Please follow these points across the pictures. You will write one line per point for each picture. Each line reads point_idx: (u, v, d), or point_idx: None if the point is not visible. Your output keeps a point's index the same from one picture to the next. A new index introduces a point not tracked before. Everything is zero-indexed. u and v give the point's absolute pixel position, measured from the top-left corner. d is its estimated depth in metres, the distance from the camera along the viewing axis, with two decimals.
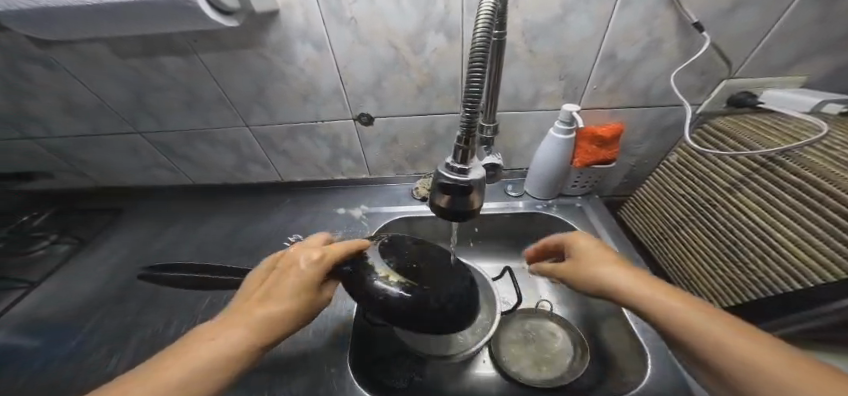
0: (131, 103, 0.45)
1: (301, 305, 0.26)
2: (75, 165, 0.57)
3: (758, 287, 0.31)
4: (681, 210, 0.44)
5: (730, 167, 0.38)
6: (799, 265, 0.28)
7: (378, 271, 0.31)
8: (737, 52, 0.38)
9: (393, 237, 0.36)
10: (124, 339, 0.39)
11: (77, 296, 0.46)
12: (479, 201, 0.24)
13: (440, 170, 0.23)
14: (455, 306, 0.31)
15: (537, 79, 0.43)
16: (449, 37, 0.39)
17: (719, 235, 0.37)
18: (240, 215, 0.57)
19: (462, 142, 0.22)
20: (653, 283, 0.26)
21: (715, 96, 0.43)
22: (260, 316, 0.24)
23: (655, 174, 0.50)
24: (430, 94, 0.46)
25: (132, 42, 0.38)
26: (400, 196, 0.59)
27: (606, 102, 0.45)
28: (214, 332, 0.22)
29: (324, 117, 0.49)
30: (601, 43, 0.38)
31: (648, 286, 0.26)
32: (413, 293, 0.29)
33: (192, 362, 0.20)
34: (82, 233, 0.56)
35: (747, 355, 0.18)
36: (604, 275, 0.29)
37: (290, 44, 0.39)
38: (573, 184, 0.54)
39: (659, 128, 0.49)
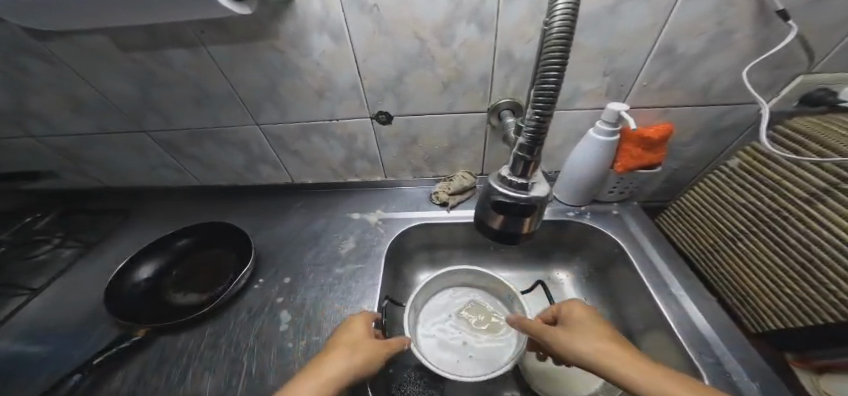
0: (134, 100, 0.42)
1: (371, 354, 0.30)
2: (79, 164, 0.54)
3: (841, 311, 0.28)
4: (739, 220, 0.39)
5: (809, 175, 0.33)
6: None
7: (197, 261, 0.47)
8: (818, 45, 0.33)
9: (153, 284, 0.43)
10: (129, 354, 0.37)
11: (79, 303, 0.44)
12: (537, 221, 0.20)
13: (492, 184, 0.19)
14: (227, 240, 0.48)
15: (579, 75, 0.39)
16: (482, 28, 0.35)
17: (791, 250, 0.33)
18: (249, 219, 0.54)
19: (526, 152, 0.17)
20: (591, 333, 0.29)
21: (785, 94, 0.38)
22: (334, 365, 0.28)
23: (706, 178, 0.46)
24: (456, 91, 0.42)
25: (136, 33, 0.34)
26: (418, 201, 0.55)
27: (655, 101, 0.41)
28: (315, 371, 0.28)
29: (340, 116, 0.45)
30: (659, 34, 0.34)
31: (591, 338, 0.28)
32: (229, 238, 0.48)
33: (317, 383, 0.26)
34: (85, 236, 0.53)
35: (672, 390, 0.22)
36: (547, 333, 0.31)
37: (307, 35, 0.35)
38: (610, 190, 0.49)
39: (712, 129, 0.44)
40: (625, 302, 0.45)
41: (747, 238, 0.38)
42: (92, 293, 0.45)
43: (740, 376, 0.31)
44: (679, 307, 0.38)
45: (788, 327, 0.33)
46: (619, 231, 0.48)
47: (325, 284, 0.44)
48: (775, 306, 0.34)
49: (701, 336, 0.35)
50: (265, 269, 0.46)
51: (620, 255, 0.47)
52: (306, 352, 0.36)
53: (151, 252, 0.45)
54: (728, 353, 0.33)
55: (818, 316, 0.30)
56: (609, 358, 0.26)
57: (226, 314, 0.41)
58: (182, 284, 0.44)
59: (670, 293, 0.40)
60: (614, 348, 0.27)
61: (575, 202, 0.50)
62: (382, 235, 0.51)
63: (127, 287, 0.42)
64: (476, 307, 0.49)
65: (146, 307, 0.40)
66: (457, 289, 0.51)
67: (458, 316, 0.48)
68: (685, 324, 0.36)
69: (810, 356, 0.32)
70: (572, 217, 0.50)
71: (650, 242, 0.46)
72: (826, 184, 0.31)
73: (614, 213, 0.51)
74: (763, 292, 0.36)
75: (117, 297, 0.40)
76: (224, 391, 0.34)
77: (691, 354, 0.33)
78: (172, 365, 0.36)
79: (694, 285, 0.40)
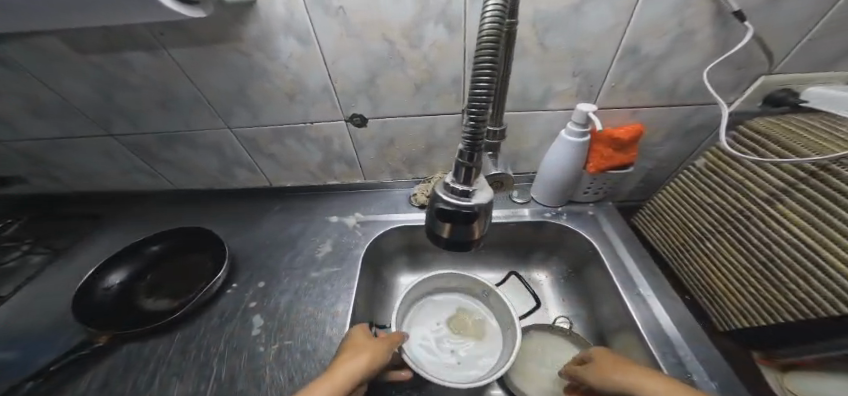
0: (100, 103, 0.41)
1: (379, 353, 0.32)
2: (48, 168, 0.53)
3: (799, 309, 0.28)
4: (707, 220, 0.40)
5: (769, 175, 0.33)
6: None
7: (172, 265, 0.46)
8: (777, 46, 0.34)
9: (125, 289, 0.42)
10: (95, 362, 0.36)
11: (45, 311, 0.43)
12: (484, 227, 0.20)
13: (438, 191, 0.19)
14: (202, 245, 0.47)
15: (549, 76, 0.39)
16: (449, 29, 0.35)
17: (753, 249, 0.33)
18: (225, 223, 0.53)
19: (466, 159, 0.17)
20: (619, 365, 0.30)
21: (749, 96, 0.39)
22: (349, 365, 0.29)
23: (676, 179, 0.46)
24: (429, 93, 0.42)
25: (94, 35, 0.33)
26: (397, 203, 0.55)
27: (625, 101, 0.41)
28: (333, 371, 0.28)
29: (313, 118, 0.45)
30: (623, 35, 0.34)
31: (618, 370, 0.29)
32: (205, 242, 0.47)
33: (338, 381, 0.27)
34: (56, 242, 0.52)
35: None
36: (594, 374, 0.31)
37: (272, 38, 0.35)
38: (585, 190, 0.49)
39: (682, 129, 0.45)
40: (600, 300, 0.46)
41: (714, 238, 0.39)
42: (60, 300, 0.44)
43: (700, 376, 0.32)
44: (647, 307, 0.38)
45: (752, 325, 0.33)
46: (595, 232, 0.49)
47: (300, 288, 0.44)
48: (740, 304, 0.35)
49: (665, 336, 0.35)
50: (240, 273, 0.46)
51: (594, 255, 0.47)
52: (276, 357, 0.36)
53: (125, 256, 0.45)
54: (690, 353, 0.33)
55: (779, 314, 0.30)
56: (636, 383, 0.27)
57: (197, 320, 0.40)
58: (156, 290, 0.43)
59: (639, 293, 0.40)
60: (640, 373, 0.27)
61: (551, 202, 0.51)
62: (359, 237, 0.51)
63: (97, 292, 0.41)
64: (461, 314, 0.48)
65: (116, 313, 0.40)
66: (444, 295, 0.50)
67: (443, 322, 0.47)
68: (652, 324, 0.37)
69: (776, 356, 0.33)
70: (549, 217, 0.50)
71: (624, 241, 0.47)
72: (785, 184, 0.31)
73: (589, 213, 0.51)
74: (729, 291, 0.36)
75: (86, 302, 0.39)
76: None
77: (655, 354, 0.34)
78: (138, 373, 0.35)
79: (662, 284, 0.41)
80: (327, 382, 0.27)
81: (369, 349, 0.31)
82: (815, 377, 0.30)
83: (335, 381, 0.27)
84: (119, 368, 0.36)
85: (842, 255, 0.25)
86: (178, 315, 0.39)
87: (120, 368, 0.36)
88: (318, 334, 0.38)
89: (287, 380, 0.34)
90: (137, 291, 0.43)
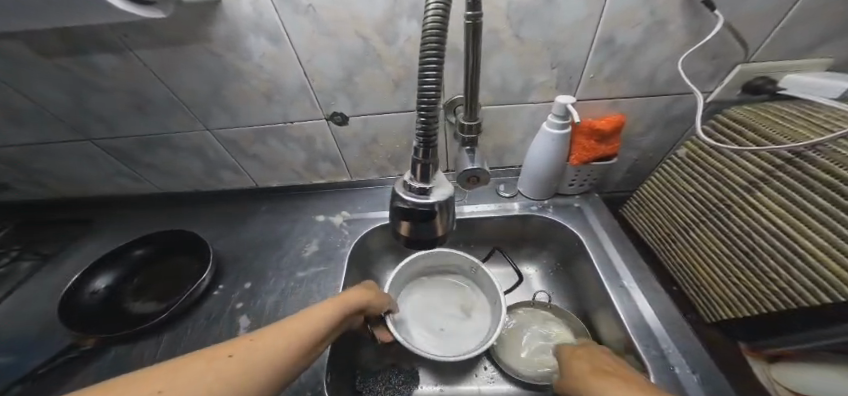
0: (75, 107, 0.41)
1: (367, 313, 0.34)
2: (32, 175, 0.53)
3: (780, 298, 0.28)
4: (690, 210, 0.40)
5: (748, 163, 0.33)
6: (827, 278, 0.23)
7: (159, 267, 0.47)
8: (752, 32, 0.34)
9: (110, 293, 0.43)
10: (81, 366, 0.37)
11: (32, 318, 0.43)
12: (447, 224, 0.20)
13: (397, 190, 0.19)
14: (188, 248, 0.47)
15: (526, 70, 0.39)
16: (422, 25, 0.34)
17: (736, 240, 0.33)
18: (213, 225, 0.54)
19: (421, 156, 0.17)
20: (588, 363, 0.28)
21: (729, 82, 0.39)
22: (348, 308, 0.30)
23: (661, 169, 0.46)
24: (408, 89, 0.41)
25: (59, 37, 0.33)
26: (384, 200, 0.55)
27: (604, 93, 0.41)
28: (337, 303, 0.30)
29: (293, 118, 0.44)
30: (597, 26, 0.34)
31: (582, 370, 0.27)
32: (190, 245, 0.47)
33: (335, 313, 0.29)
34: (42, 248, 0.52)
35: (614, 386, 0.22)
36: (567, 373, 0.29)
37: (244, 37, 0.34)
38: (570, 183, 0.49)
39: (665, 119, 0.44)
40: (587, 291, 0.46)
41: (698, 228, 0.38)
42: (46, 306, 0.44)
43: (683, 369, 0.32)
44: (631, 301, 0.39)
45: (736, 316, 0.33)
46: (581, 224, 0.49)
47: (285, 288, 0.44)
48: (724, 295, 0.35)
49: (649, 329, 0.36)
50: (226, 275, 0.46)
51: (580, 248, 0.47)
52: None
53: (110, 261, 0.45)
54: (673, 347, 0.34)
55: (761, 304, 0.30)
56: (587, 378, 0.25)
57: (183, 323, 0.41)
58: (142, 294, 0.44)
59: (622, 285, 0.40)
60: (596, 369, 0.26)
61: (537, 196, 0.51)
62: (346, 236, 0.51)
63: (81, 297, 0.41)
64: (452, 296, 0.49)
65: (101, 318, 0.40)
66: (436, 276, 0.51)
67: (434, 303, 0.48)
68: (634, 316, 0.37)
69: (760, 346, 0.33)
70: (535, 211, 0.50)
71: (610, 234, 0.47)
72: (763, 172, 0.31)
73: (576, 206, 0.51)
74: (714, 282, 0.36)
75: (70, 307, 0.39)
76: None
77: (639, 347, 0.34)
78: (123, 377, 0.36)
79: (646, 275, 0.41)
80: (328, 309, 0.28)
81: (365, 296, 0.34)
82: (799, 368, 0.30)
83: (336, 309, 0.28)
84: (105, 372, 0.36)
85: (820, 243, 0.25)
86: (162, 318, 0.39)
87: (106, 371, 0.36)
88: None
89: None
90: (123, 295, 0.43)
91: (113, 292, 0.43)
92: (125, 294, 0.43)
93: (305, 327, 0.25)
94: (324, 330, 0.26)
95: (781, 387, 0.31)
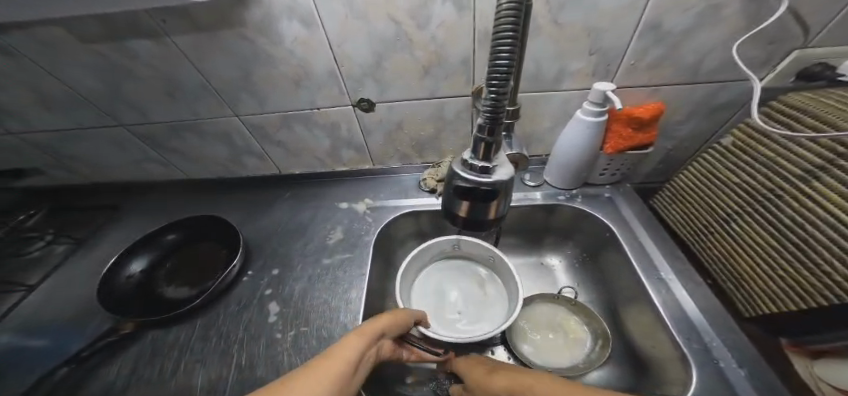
0: (107, 94, 0.41)
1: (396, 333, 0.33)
2: (64, 161, 0.54)
3: (834, 293, 0.27)
4: (732, 201, 0.38)
5: (804, 152, 0.31)
6: None
7: (189, 253, 0.48)
8: (816, 13, 0.31)
9: (145, 277, 0.44)
10: (123, 346, 0.38)
11: (73, 299, 0.45)
12: (502, 207, 0.20)
13: (455, 169, 0.19)
14: (217, 235, 0.48)
15: (565, 55, 0.37)
16: (458, 7, 0.33)
17: (785, 230, 0.32)
18: (238, 211, 0.54)
19: (486, 133, 0.17)
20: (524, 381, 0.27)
21: (780, 71, 0.37)
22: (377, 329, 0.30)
23: (700, 158, 0.44)
24: (438, 75, 0.40)
25: (93, 22, 0.33)
26: (406, 188, 0.55)
27: (645, 79, 0.39)
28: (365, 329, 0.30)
29: (320, 105, 0.44)
30: (646, 7, 0.32)
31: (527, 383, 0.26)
32: (218, 233, 0.48)
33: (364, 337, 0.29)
34: (76, 233, 0.54)
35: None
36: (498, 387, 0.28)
37: (276, 22, 0.34)
38: (601, 172, 0.48)
39: (706, 107, 0.42)
40: (616, 284, 0.45)
41: (740, 220, 0.37)
42: (85, 288, 0.46)
43: (728, 363, 0.31)
44: (669, 293, 0.38)
45: (782, 311, 0.32)
46: (612, 214, 0.48)
47: (313, 274, 0.44)
48: (768, 289, 0.34)
49: (689, 322, 0.35)
50: (254, 261, 0.47)
51: (610, 239, 0.46)
52: (294, 344, 0.37)
53: (142, 247, 0.45)
54: (717, 340, 0.33)
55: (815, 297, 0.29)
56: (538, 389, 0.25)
57: (216, 307, 0.41)
58: (175, 278, 0.45)
59: (660, 277, 0.39)
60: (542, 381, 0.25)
61: (565, 185, 0.50)
62: (370, 224, 0.50)
63: (118, 281, 0.42)
64: (471, 279, 0.49)
65: (138, 301, 0.41)
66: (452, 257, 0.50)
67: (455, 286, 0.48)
68: (672, 308, 0.36)
69: (804, 341, 0.33)
70: (563, 200, 0.49)
71: (643, 226, 0.46)
72: (822, 161, 0.30)
73: (605, 196, 0.50)
74: (758, 275, 0.35)
75: (109, 290, 0.40)
76: (215, 381, 0.34)
77: (679, 339, 0.34)
78: (164, 357, 0.37)
79: (682, 268, 0.40)
80: (358, 338, 0.28)
81: (391, 314, 0.33)
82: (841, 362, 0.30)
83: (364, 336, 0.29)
84: (147, 352, 0.37)
85: None
86: (198, 302, 0.39)
87: (148, 352, 0.37)
88: (332, 328, 0.38)
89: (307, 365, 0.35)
90: (157, 279, 0.44)
91: (147, 277, 0.44)
92: (158, 279, 0.44)
93: (337, 361, 0.25)
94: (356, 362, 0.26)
95: (824, 384, 0.30)
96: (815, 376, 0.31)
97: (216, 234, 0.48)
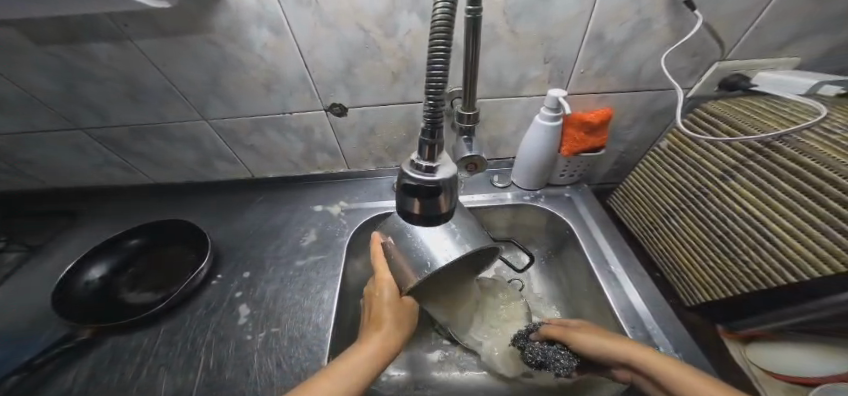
0: (65, 96, 0.40)
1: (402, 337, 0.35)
2: (16, 165, 0.52)
3: (752, 280, 0.31)
4: (670, 199, 0.43)
5: (723, 154, 0.36)
6: (797, 260, 0.26)
7: (155, 257, 0.47)
8: (728, 31, 0.36)
9: (105, 282, 0.42)
10: (80, 355, 0.37)
11: (26, 309, 0.42)
12: (451, 202, 0.21)
13: (405, 169, 0.21)
14: (183, 238, 0.47)
15: (522, 63, 0.40)
16: (422, 17, 0.35)
17: (713, 225, 0.36)
18: (209, 215, 0.53)
19: (428, 136, 0.19)
20: (628, 343, 0.31)
21: (706, 80, 0.42)
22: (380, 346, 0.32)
23: (645, 160, 0.49)
24: (407, 81, 0.42)
25: (53, 24, 0.32)
26: (381, 191, 0.56)
27: (594, 87, 0.43)
28: (368, 347, 0.32)
29: (293, 109, 0.45)
30: (589, 22, 0.36)
31: (634, 350, 0.30)
32: (185, 237, 0.47)
33: (366, 353, 0.31)
34: (31, 240, 0.51)
35: (686, 381, 0.26)
36: (599, 343, 0.33)
37: (244, 27, 0.35)
38: (561, 173, 0.51)
39: (649, 113, 0.47)
40: (576, 277, 0.49)
41: (676, 216, 0.41)
42: (40, 298, 0.44)
43: (667, 348, 0.34)
44: (620, 286, 0.41)
45: (713, 298, 0.36)
46: (572, 213, 0.51)
47: (286, 276, 0.45)
48: (701, 278, 0.38)
49: (635, 312, 0.38)
50: (226, 263, 0.46)
51: (570, 236, 0.50)
52: (264, 345, 0.37)
53: (102, 253, 0.44)
54: (657, 327, 0.36)
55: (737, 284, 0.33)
56: (650, 362, 0.29)
57: (184, 311, 0.41)
58: (138, 284, 0.44)
59: (610, 270, 0.43)
60: (654, 355, 0.29)
61: (529, 186, 0.53)
62: (345, 226, 0.51)
63: (75, 287, 0.40)
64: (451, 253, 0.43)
65: (98, 307, 0.40)
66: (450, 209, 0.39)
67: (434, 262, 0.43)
68: (622, 300, 0.40)
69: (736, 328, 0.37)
70: (528, 200, 0.53)
71: (598, 223, 0.49)
72: (737, 162, 0.34)
73: (566, 196, 0.54)
74: (694, 266, 0.39)
75: (66, 295, 0.39)
76: (180, 386, 0.34)
77: (626, 329, 0.37)
78: (126, 365, 0.36)
79: (630, 261, 0.44)
80: (360, 357, 0.30)
81: (392, 320, 0.34)
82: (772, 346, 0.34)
83: (368, 356, 0.30)
84: (107, 360, 0.36)
85: (787, 226, 0.27)
86: (161, 307, 0.39)
87: (108, 360, 0.36)
88: (302, 330, 0.38)
89: (277, 365, 0.35)
90: (120, 284, 0.43)
91: (107, 283, 0.42)
92: (120, 285, 0.43)
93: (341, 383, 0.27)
94: (362, 386, 0.28)
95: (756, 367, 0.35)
96: (748, 359, 0.36)
97: (183, 238, 0.47)
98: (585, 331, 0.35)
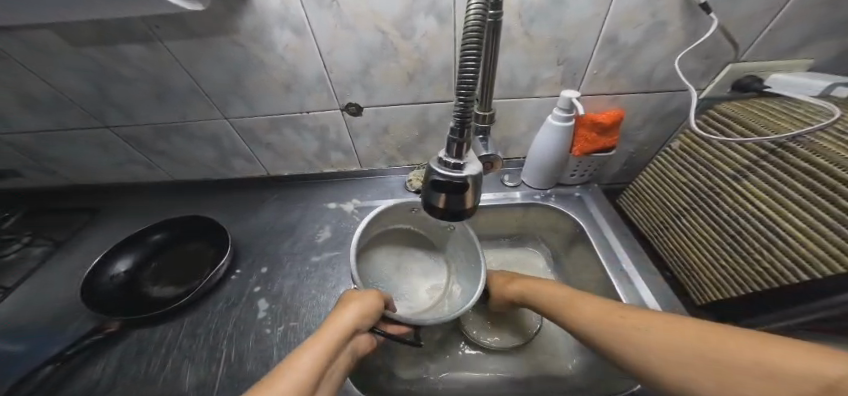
0: (94, 96, 0.42)
1: (366, 311, 0.32)
2: (42, 162, 0.53)
3: (764, 278, 0.31)
4: (682, 199, 0.43)
5: (735, 154, 0.37)
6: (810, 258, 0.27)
7: (175, 253, 0.48)
8: (741, 34, 0.37)
9: (128, 278, 0.43)
10: (108, 346, 0.38)
11: (54, 301, 0.44)
12: (475, 197, 0.22)
13: (432, 166, 0.22)
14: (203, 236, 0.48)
15: (535, 65, 0.41)
16: (440, 20, 0.36)
17: (725, 224, 0.36)
18: (225, 212, 0.55)
19: (456, 134, 0.20)
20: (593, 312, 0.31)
21: (719, 81, 0.43)
22: (338, 326, 0.29)
23: (655, 161, 0.49)
24: (422, 82, 0.43)
25: (86, 26, 0.34)
26: (393, 189, 0.57)
27: (606, 88, 0.44)
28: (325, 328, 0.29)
29: (309, 108, 0.46)
30: (603, 25, 0.36)
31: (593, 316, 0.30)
32: (206, 235, 0.48)
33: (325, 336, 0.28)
34: (55, 235, 0.53)
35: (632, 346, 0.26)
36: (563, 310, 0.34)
37: (269, 29, 0.36)
38: (572, 172, 0.52)
39: (660, 114, 0.48)
40: (586, 275, 0.49)
41: (687, 215, 0.42)
42: (67, 291, 0.45)
43: None
44: (631, 285, 0.42)
45: (724, 297, 0.36)
46: (583, 213, 0.52)
47: (302, 272, 0.46)
48: (712, 277, 0.38)
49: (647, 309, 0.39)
50: (243, 259, 0.48)
51: (581, 235, 0.50)
52: (283, 338, 0.38)
53: (124, 249, 0.45)
54: None
55: (748, 283, 0.33)
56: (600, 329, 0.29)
57: (205, 305, 0.42)
58: (160, 279, 0.45)
59: (621, 267, 0.44)
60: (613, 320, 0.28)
61: (540, 185, 0.54)
62: (357, 223, 0.53)
63: (101, 282, 0.41)
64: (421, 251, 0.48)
65: (123, 301, 0.41)
66: (441, 262, 0.52)
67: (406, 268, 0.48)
68: (634, 297, 0.40)
69: None
70: (539, 199, 0.53)
71: (609, 222, 0.50)
72: (750, 162, 0.35)
73: (576, 195, 0.54)
74: (704, 266, 0.39)
75: (92, 290, 0.40)
76: (204, 377, 0.35)
77: None
78: (152, 355, 0.37)
79: (641, 261, 0.44)
80: (316, 341, 0.27)
81: (351, 304, 0.32)
82: None
83: (325, 338, 0.28)
84: (134, 351, 0.38)
85: (801, 224, 0.28)
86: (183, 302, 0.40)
87: (135, 351, 0.38)
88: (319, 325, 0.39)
89: None
90: (142, 279, 0.44)
91: (130, 278, 0.44)
92: (142, 281, 0.44)
93: (300, 368, 0.24)
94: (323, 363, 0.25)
95: None
96: None
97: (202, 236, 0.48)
98: (555, 295, 0.36)
